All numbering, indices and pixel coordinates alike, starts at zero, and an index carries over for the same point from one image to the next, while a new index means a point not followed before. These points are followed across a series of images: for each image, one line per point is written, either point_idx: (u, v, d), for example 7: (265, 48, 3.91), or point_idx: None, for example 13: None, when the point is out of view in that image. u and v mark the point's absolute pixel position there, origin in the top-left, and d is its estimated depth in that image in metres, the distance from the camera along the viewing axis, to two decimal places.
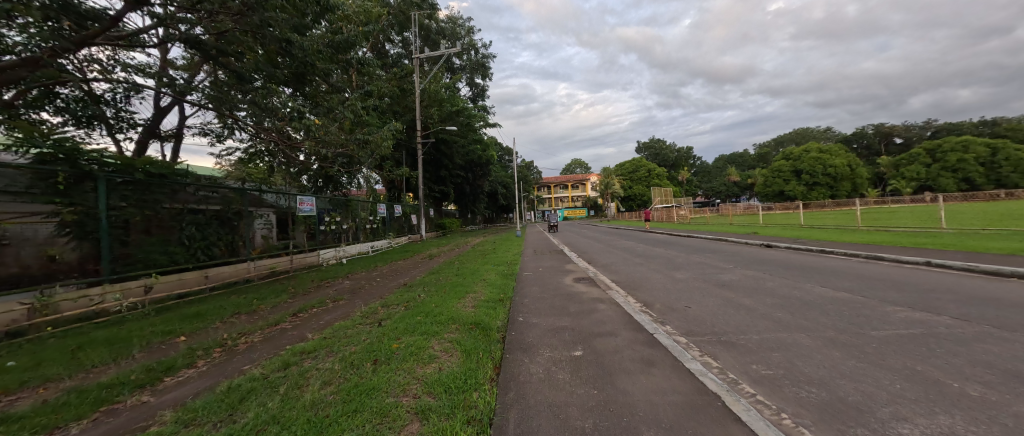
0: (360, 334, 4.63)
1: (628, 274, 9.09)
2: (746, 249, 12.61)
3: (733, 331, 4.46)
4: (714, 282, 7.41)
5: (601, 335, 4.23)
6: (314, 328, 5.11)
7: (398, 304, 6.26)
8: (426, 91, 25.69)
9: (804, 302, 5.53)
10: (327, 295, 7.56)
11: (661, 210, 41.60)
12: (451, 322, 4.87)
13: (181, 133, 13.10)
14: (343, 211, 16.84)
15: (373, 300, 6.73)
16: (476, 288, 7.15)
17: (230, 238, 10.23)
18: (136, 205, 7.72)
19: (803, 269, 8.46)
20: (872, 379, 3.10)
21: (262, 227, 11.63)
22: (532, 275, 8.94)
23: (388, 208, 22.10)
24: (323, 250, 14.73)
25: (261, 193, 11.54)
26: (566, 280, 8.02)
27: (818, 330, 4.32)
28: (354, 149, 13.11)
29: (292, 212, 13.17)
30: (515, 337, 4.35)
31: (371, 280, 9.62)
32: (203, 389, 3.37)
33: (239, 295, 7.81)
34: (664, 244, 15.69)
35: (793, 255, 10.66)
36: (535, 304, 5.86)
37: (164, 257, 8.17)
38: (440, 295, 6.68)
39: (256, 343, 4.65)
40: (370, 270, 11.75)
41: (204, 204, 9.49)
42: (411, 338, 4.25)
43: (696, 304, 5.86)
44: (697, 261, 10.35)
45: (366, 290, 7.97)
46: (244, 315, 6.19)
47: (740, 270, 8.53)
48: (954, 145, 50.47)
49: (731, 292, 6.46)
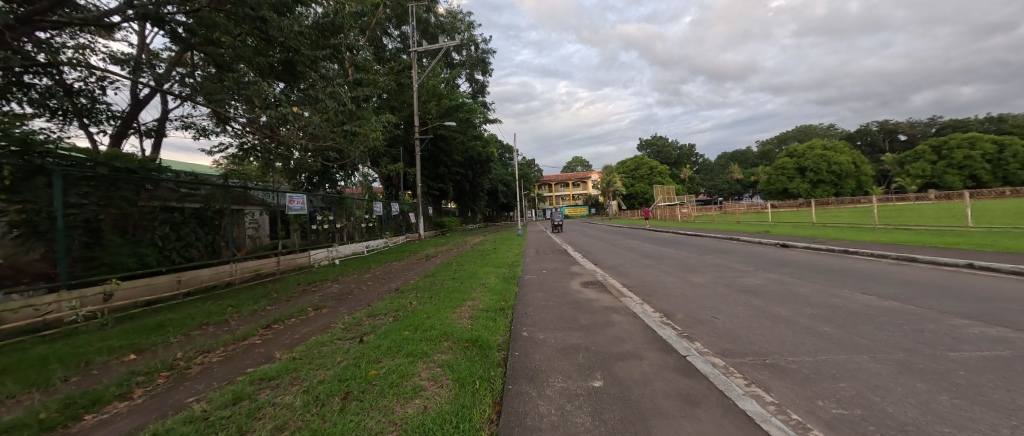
0: (335, 355, 3.90)
1: (640, 277, 8.37)
2: (762, 249, 11.88)
3: (777, 351, 3.75)
4: (736, 287, 6.69)
5: (621, 358, 3.51)
6: (285, 345, 4.39)
7: (385, 314, 5.55)
8: (425, 85, 24.98)
9: (849, 313, 4.81)
10: (309, 302, 6.83)
11: (664, 208, 40.95)
12: (443, 339, 4.16)
13: (163, 129, 12.41)
14: (337, 209, 16.12)
15: (359, 309, 6.02)
16: (475, 295, 6.41)
17: (211, 238, 9.52)
18: (99, 202, 7.02)
19: (832, 272, 7.74)
20: (985, 426, 2.38)
21: (247, 226, 10.95)
22: (535, 279, 8.24)
23: (385, 206, 21.40)
24: (315, 250, 14.00)
25: (246, 189, 10.89)
26: (572, 285, 7.30)
27: (882, 351, 3.59)
28: (345, 143, 12.25)
29: (281, 210, 12.47)
30: (519, 359, 3.63)
31: (362, 284, 8.81)
32: (124, 432, 2.65)
33: (213, 302, 7.08)
34: (672, 244, 14.96)
35: (816, 256, 9.89)
36: (541, 315, 5.14)
37: (132, 260, 7.47)
38: (434, 303, 5.96)
39: (214, 363, 3.94)
40: (362, 273, 10.94)
41: (180, 202, 8.78)
42: (394, 361, 3.53)
43: (724, 315, 5.14)
44: (712, 263, 9.61)
45: (353, 296, 7.26)
46: (212, 327, 5.46)
47: (762, 274, 7.81)
48: (961, 141, 49.61)
49: (760, 300, 5.73)
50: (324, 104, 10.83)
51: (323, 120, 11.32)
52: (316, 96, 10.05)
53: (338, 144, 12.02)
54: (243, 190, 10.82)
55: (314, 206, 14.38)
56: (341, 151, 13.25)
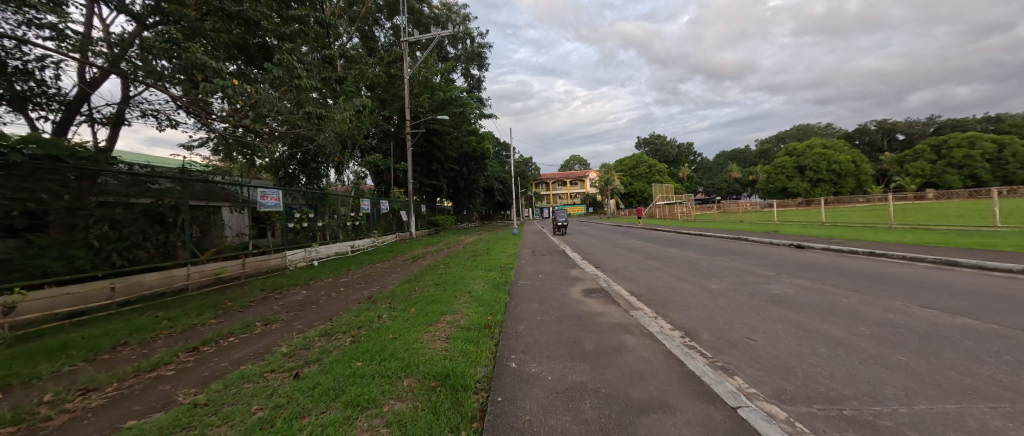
0: (253, 402, 2.84)
1: (649, 284, 7.34)
2: (777, 250, 10.92)
3: (853, 396, 2.74)
4: (765, 298, 5.68)
5: (644, 411, 2.49)
6: (197, 383, 3.34)
7: (345, 333, 4.52)
8: (416, 77, 23.87)
9: (923, 335, 3.81)
10: (260, 315, 5.74)
11: (663, 207, 40.05)
12: (404, 374, 3.14)
13: (122, 117, 11.29)
14: (319, 206, 14.99)
15: (316, 325, 5.00)
16: (457, 307, 5.37)
17: (164, 238, 8.42)
18: (13, 196, 5.91)
19: (868, 278, 6.77)
20: None
21: (209, 224, 9.84)
22: (529, 284, 7.24)
23: (373, 203, 20.26)
24: (292, 251, 12.87)
25: (209, 183, 9.81)
26: (572, 293, 6.29)
27: (1005, 400, 2.59)
28: (315, 132, 10.84)
29: (252, 206, 11.38)
30: (501, 411, 2.60)
31: (334, 291, 7.71)
32: None
33: (150, 314, 6.00)
34: (678, 244, 13.96)
35: (841, 259, 8.90)
36: (535, 336, 4.12)
37: (58, 264, 6.39)
38: (407, 318, 4.93)
39: (91, 410, 2.91)
40: (338, 276, 9.84)
41: (125, 196, 7.69)
42: (325, 417, 2.49)
43: (761, 335, 4.14)
44: (727, 266, 8.63)
45: (316, 307, 6.22)
46: (128, 349, 4.43)
47: (788, 280, 6.81)
48: (962, 140, 48.81)
49: (800, 315, 4.74)
50: (285, 84, 9.34)
51: (287, 105, 9.60)
52: (275, 68, 8.43)
53: (306, 132, 10.67)
54: (203, 182, 9.64)
55: (291, 203, 13.20)
56: (314, 142, 11.95)
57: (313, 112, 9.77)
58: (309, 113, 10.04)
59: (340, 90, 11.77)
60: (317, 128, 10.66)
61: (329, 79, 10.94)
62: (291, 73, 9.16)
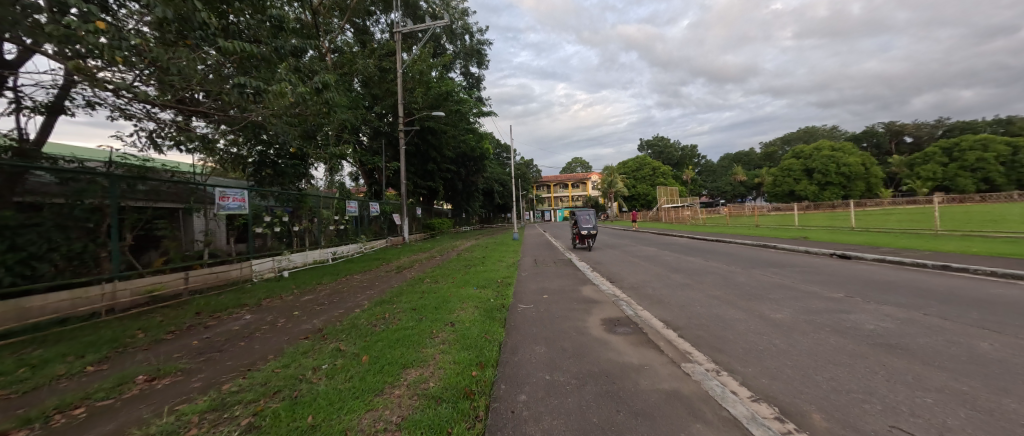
0: None
1: (685, 309, 5.68)
2: (822, 262, 9.30)
3: None
4: (864, 339, 4.04)
5: None
6: None
7: (244, 406, 2.90)
8: (409, 71, 22.38)
9: None
10: (160, 360, 4.16)
11: (668, 211, 38.50)
12: None
13: (61, 105, 9.69)
14: (294, 208, 13.36)
15: (221, 384, 3.41)
16: (431, 355, 3.74)
17: (83, 247, 6.88)
18: None
19: (974, 304, 5.18)
20: None
21: (147, 230, 8.25)
22: (531, 309, 5.64)
23: (360, 206, 18.66)
24: (259, 260, 11.21)
25: (147, 180, 8.22)
26: (589, 326, 4.68)
27: None
28: (262, 117, 8.19)
29: (208, 208, 9.78)
30: None
31: (285, 316, 6.06)
32: None
33: (15, 357, 4.41)
34: (699, 252, 12.39)
35: (913, 275, 7.25)
36: (547, 424, 2.50)
37: None
38: (352, 374, 3.34)
39: None
40: (300, 294, 8.03)
41: (34, 195, 6.24)
42: None
43: (910, 419, 2.54)
44: (776, 284, 6.96)
45: (246, 345, 4.61)
46: None
47: (872, 307, 5.17)
48: (974, 143, 47.08)
49: (943, 375, 3.12)
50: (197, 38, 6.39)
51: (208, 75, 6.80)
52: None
53: (253, 116, 7.96)
54: (137, 180, 8.03)
55: (258, 205, 11.48)
56: (273, 132, 9.48)
57: (248, 84, 6.85)
58: (243, 86, 7.24)
59: (305, 70, 9.65)
60: (263, 110, 7.94)
61: (280, 50, 8.31)
62: (198, 22, 6.19)
